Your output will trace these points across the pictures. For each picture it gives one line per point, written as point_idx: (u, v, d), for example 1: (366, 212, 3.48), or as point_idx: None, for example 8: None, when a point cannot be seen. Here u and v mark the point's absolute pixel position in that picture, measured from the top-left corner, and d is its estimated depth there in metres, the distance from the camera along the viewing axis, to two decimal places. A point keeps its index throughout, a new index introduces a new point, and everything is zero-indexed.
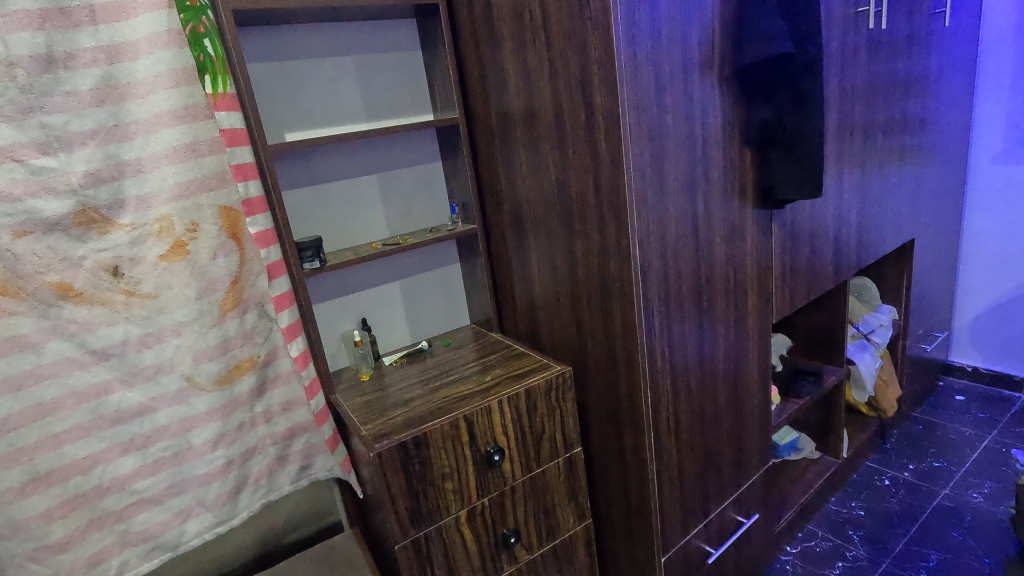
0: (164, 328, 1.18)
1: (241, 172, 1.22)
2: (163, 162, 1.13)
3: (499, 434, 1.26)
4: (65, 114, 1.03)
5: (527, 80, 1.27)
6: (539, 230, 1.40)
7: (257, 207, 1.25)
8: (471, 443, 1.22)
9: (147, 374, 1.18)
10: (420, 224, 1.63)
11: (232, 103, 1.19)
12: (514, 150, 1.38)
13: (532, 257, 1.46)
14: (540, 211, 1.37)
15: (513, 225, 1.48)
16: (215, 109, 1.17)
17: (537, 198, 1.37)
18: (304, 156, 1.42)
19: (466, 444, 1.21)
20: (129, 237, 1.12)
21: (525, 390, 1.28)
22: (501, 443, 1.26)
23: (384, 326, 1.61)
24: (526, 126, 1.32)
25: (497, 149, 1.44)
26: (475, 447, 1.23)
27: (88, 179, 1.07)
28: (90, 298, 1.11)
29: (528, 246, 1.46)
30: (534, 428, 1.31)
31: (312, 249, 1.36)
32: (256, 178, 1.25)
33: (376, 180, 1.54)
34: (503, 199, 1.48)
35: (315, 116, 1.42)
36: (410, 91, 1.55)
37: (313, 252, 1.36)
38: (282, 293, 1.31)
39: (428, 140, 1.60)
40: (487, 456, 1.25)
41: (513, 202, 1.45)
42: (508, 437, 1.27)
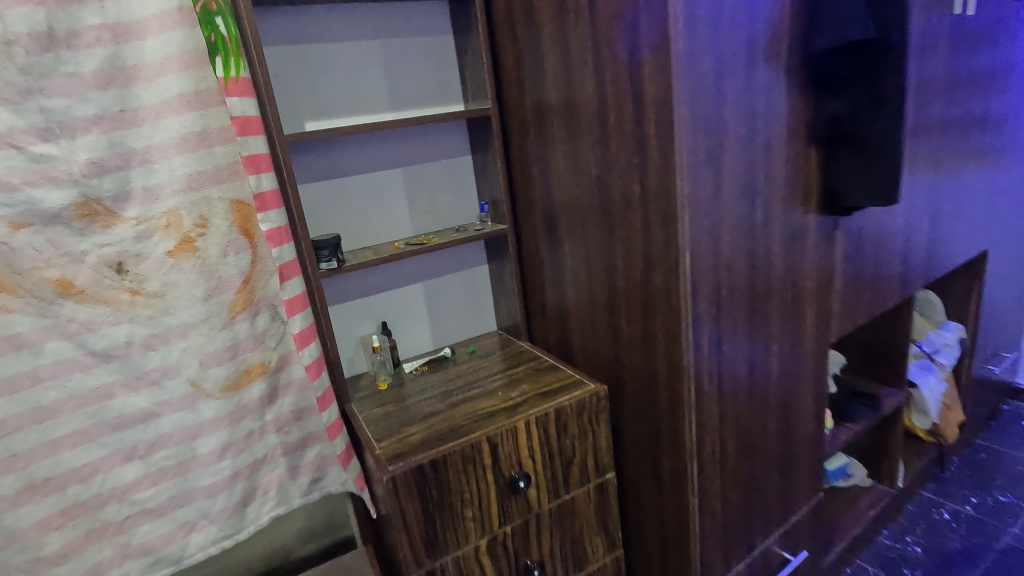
0: (171, 329, 1.10)
1: (253, 164, 1.12)
2: (171, 151, 1.04)
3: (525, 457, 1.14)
4: (67, 98, 0.96)
5: (567, 67, 1.15)
6: (574, 234, 1.28)
7: (270, 203, 1.15)
8: (493, 466, 1.11)
9: (152, 378, 1.10)
10: (446, 222, 1.53)
11: (244, 88, 1.10)
12: (550, 144, 1.26)
13: (566, 262, 1.34)
14: (578, 212, 1.25)
15: (546, 227, 1.36)
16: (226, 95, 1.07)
17: (575, 198, 1.24)
18: (324, 148, 1.33)
19: (488, 467, 1.10)
20: (134, 232, 1.05)
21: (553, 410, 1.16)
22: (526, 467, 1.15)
23: (405, 330, 1.51)
24: (564, 120, 1.20)
25: (531, 144, 1.32)
26: (498, 470, 1.12)
27: (91, 169, 0.99)
28: (93, 295, 1.04)
29: (561, 250, 1.34)
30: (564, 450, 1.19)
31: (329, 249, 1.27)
32: (269, 171, 1.15)
33: (401, 175, 1.44)
34: (536, 198, 1.36)
35: (337, 104, 1.33)
36: (440, 80, 1.44)
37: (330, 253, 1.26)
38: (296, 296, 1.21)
39: (458, 133, 1.49)
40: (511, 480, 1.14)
41: (547, 202, 1.33)
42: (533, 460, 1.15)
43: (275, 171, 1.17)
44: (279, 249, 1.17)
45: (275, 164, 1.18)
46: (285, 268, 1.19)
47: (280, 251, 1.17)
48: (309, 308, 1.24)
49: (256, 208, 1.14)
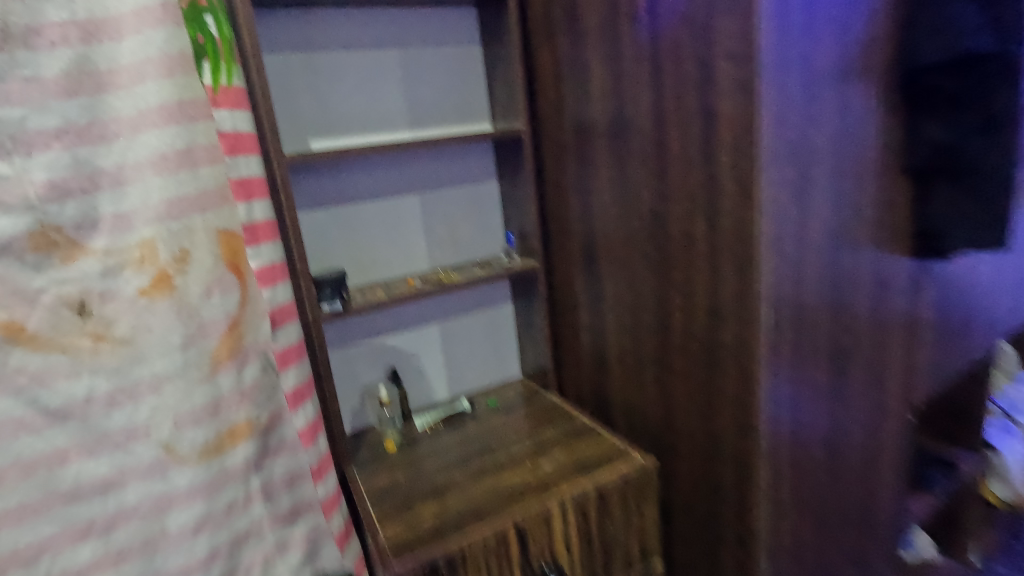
0: (140, 383, 0.93)
1: (243, 189, 0.98)
2: (147, 172, 0.88)
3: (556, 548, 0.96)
4: (22, 106, 0.79)
5: (617, 80, 0.97)
6: (620, 275, 1.10)
7: (263, 237, 1.02)
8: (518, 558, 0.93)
9: (116, 441, 0.93)
10: (468, 256, 1.35)
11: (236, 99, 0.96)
12: (592, 170, 1.08)
13: (610, 307, 1.15)
14: (626, 250, 1.06)
15: (586, 263, 1.18)
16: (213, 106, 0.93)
17: (623, 235, 1.06)
18: (332, 170, 1.17)
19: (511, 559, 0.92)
20: (101, 267, 0.88)
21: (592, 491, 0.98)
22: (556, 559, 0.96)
23: (417, 377, 1.33)
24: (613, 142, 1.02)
25: (569, 168, 1.15)
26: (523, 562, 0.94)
27: (50, 192, 0.83)
28: (48, 342, 0.87)
29: (603, 293, 1.15)
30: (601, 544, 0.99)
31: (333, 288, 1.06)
32: (261, 197, 1.01)
33: (418, 202, 1.27)
34: (573, 231, 1.19)
35: (347, 121, 1.17)
36: (465, 95, 1.27)
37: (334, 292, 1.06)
38: (294, 345, 1.09)
39: (483, 155, 1.32)
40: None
41: (591, 233, 1.14)
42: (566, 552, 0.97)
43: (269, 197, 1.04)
44: (271, 291, 1.04)
45: (270, 190, 1.04)
46: (279, 314, 1.06)
47: (273, 292, 1.04)
48: (304, 360, 1.11)
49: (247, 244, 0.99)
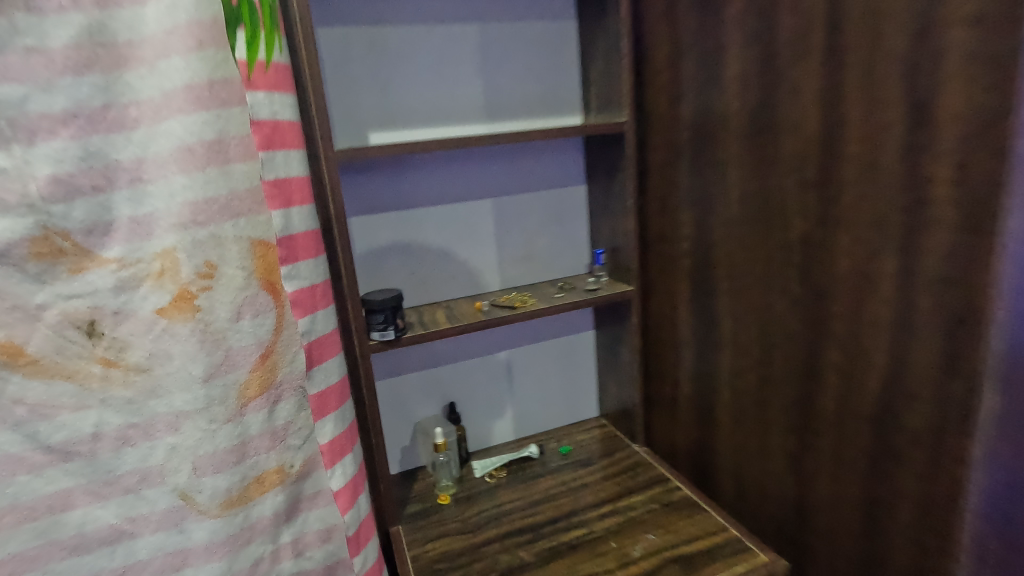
0: (156, 419, 0.78)
1: (279, 194, 0.79)
2: (170, 167, 0.71)
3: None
4: (24, 84, 0.65)
5: (769, 70, 0.80)
6: (751, 316, 0.90)
7: (301, 254, 0.83)
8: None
9: (126, 486, 0.78)
10: (546, 274, 1.14)
11: (277, 80, 0.78)
12: (720, 178, 0.91)
13: (729, 351, 0.96)
14: (767, 286, 0.87)
15: (698, 299, 1.00)
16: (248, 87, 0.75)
17: (762, 268, 0.87)
18: (393, 169, 0.98)
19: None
20: (114, 280, 0.73)
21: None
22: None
23: (478, 414, 1.13)
24: (762, 151, 0.83)
25: (688, 182, 0.98)
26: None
27: (55, 189, 0.68)
28: (51, 368, 0.73)
29: (723, 334, 0.96)
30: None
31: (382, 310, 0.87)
32: (302, 204, 0.83)
33: (491, 209, 1.07)
34: (686, 257, 1.00)
35: (414, 111, 0.98)
36: (554, 83, 1.06)
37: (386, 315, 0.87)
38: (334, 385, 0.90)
39: (571, 154, 1.10)
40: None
41: (711, 258, 0.96)
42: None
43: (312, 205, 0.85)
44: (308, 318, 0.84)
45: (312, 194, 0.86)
46: (318, 348, 0.87)
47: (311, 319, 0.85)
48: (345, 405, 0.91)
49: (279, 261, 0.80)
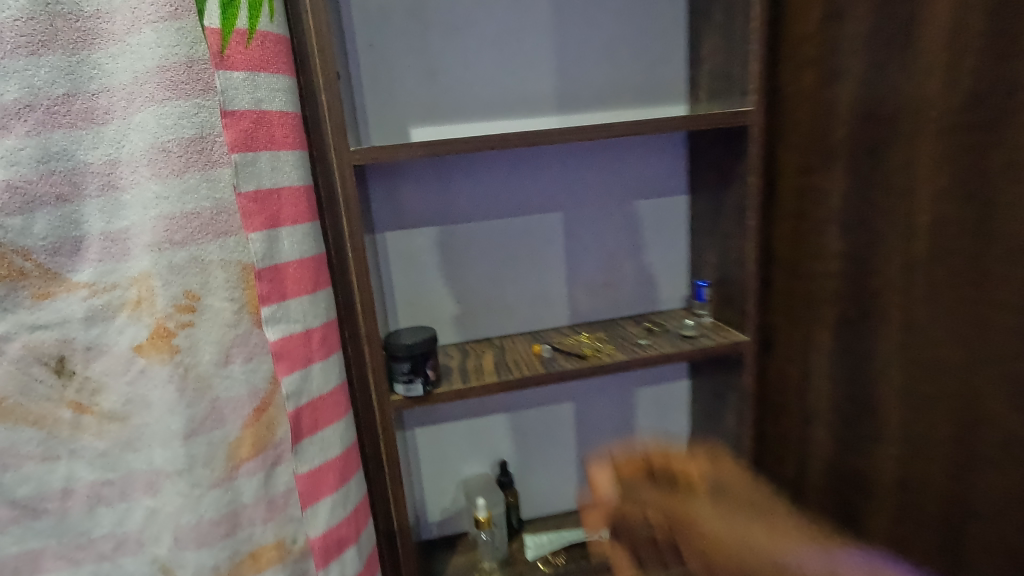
0: (135, 476, 0.64)
1: (262, 211, 0.59)
2: (143, 171, 0.56)
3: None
4: None
5: (1006, 33, 0.46)
6: (939, 426, 0.56)
7: (291, 289, 0.62)
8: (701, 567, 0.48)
9: (100, 552, 0.65)
10: (630, 306, 0.90)
11: (268, 58, 0.57)
12: (904, 187, 0.57)
13: (892, 464, 0.63)
14: (975, 392, 0.52)
15: (846, 375, 0.68)
16: (215, 68, 0.55)
17: (969, 361, 0.52)
18: (438, 174, 0.79)
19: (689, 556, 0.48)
20: (84, 309, 0.60)
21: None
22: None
23: (534, 476, 0.93)
24: (984, 168, 0.49)
25: (841, 207, 0.65)
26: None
27: (9, 198, 0.55)
28: (15, 411, 0.60)
29: (880, 437, 0.64)
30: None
31: (408, 357, 0.67)
32: (302, 224, 0.62)
33: (563, 224, 0.84)
34: (833, 311, 0.68)
35: (466, 100, 0.78)
36: (650, 62, 0.82)
37: (414, 363, 0.68)
38: (332, 460, 0.69)
39: (669, 155, 0.85)
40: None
41: (868, 321, 0.64)
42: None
43: (315, 222, 0.64)
44: (301, 373, 0.64)
45: (317, 208, 0.65)
46: (311, 414, 0.67)
47: (304, 374, 0.65)
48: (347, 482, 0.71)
49: (260, 299, 0.60)
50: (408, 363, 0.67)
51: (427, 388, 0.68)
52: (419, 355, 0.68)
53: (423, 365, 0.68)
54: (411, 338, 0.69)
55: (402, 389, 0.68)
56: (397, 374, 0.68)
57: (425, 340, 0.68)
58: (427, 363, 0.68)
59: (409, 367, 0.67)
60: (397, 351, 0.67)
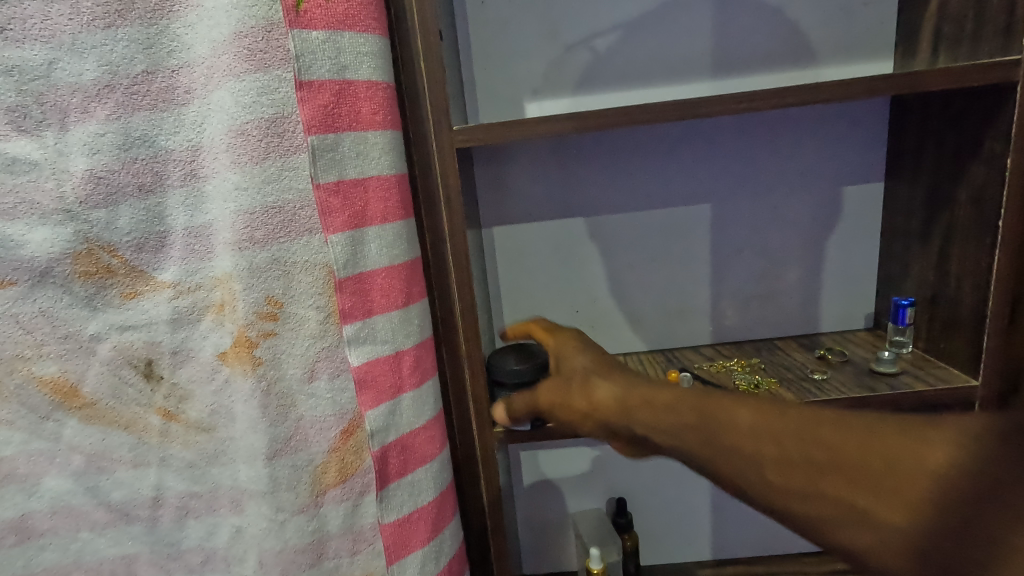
0: (221, 491, 0.59)
1: (343, 209, 0.49)
2: (223, 159, 0.49)
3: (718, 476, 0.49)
4: (47, 44, 0.47)
5: None
6: None
7: (378, 304, 0.52)
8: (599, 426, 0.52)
9: (190, 564, 0.62)
10: (791, 323, 0.71)
11: (356, 11, 0.47)
12: None
13: None
14: None
15: None
16: (290, 27, 0.45)
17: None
18: (558, 157, 0.66)
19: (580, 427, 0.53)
20: (170, 310, 0.54)
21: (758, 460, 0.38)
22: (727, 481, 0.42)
23: (656, 521, 0.80)
24: None
25: None
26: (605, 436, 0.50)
27: (92, 189, 0.50)
28: (108, 414, 0.57)
29: None
30: (819, 478, 0.33)
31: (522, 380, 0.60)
32: (394, 220, 0.51)
33: (710, 219, 0.68)
34: None
35: (594, 65, 0.63)
36: (844, 3, 0.62)
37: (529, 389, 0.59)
38: (423, 509, 0.59)
39: (859, 128, 0.65)
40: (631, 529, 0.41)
41: None
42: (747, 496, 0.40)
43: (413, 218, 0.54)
44: (388, 407, 0.55)
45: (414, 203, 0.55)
46: (399, 455, 0.57)
47: (392, 408, 0.55)
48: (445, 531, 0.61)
49: (339, 315, 0.51)
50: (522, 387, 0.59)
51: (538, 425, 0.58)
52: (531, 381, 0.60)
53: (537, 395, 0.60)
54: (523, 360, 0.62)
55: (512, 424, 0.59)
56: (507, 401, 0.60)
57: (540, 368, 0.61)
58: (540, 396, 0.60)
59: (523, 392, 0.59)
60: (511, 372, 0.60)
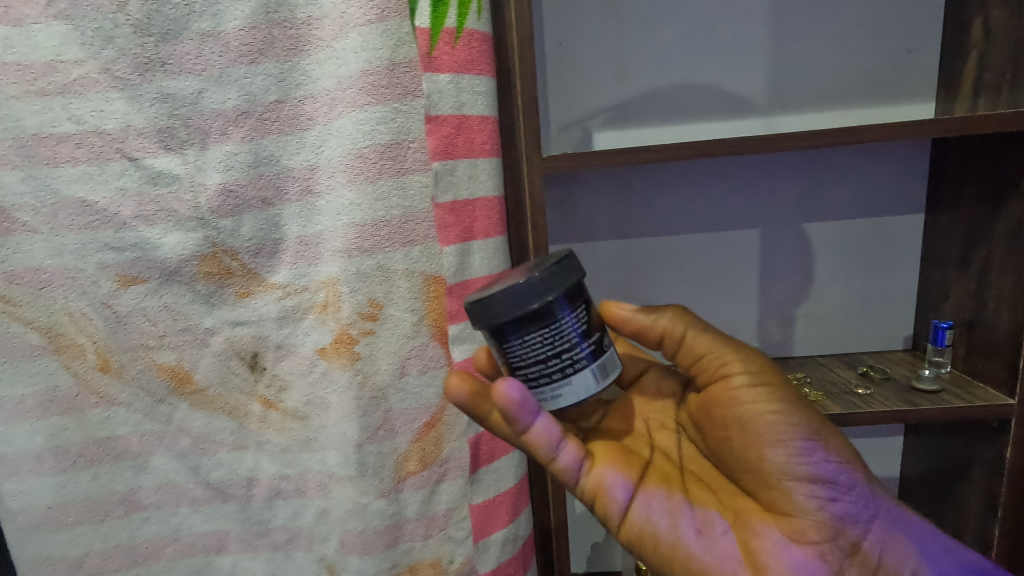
0: (309, 475, 0.65)
1: (458, 219, 0.57)
2: (339, 178, 0.57)
3: (701, 514, 0.48)
4: (198, 77, 0.55)
5: None
6: None
7: None
8: (720, 430, 0.49)
9: (275, 542, 0.68)
10: (834, 342, 0.76)
11: (476, 58, 0.55)
12: None
13: None
14: None
15: None
16: (424, 70, 0.53)
17: None
18: (621, 182, 0.72)
19: (740, 419, 0.47)
20: (278, 309, 0.61)
21: (874, 533, 0.49)
22: (790, 513, 0.47)
23: None
24: None
25: None
26: (763, 440, 0.47)
27: (223, 200, 0.58)
28: (215, 400, 0.64)
29: None
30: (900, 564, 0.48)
31: (529, 320, 0.42)
32: (496, 231, 0.59)
33: (759, 243, 0.73)
34: None
35: (658, 101, 0.70)
36: (890, 50, 0.68)
37: (543, 336, 0.41)
38: (506, 492, 0.66)
39: (904, 163, 0.70)
40: (643, 523, 0.46)
41: None
42: (799, 529, 0.47)
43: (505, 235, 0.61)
44: None
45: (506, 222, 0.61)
46: (489, 443, 0.65)
47: None
48: (522, 513, 0.68)
49: (447, 316, 0.59)
50: (529, 346, 0.42)
51: (599, 369, 0.43)
52: (537, 304, 0.41)
53: (564, 332, 0.42)
54: (500, 282, 0.44)
55: (549, 399, 0.43)
56: (533, 377, 0.42)
57: (530, 269, 0.44)
58: (572, 318, 0.42)
59: (538, 345, 0.41)
60: (509, 320, 0.41)
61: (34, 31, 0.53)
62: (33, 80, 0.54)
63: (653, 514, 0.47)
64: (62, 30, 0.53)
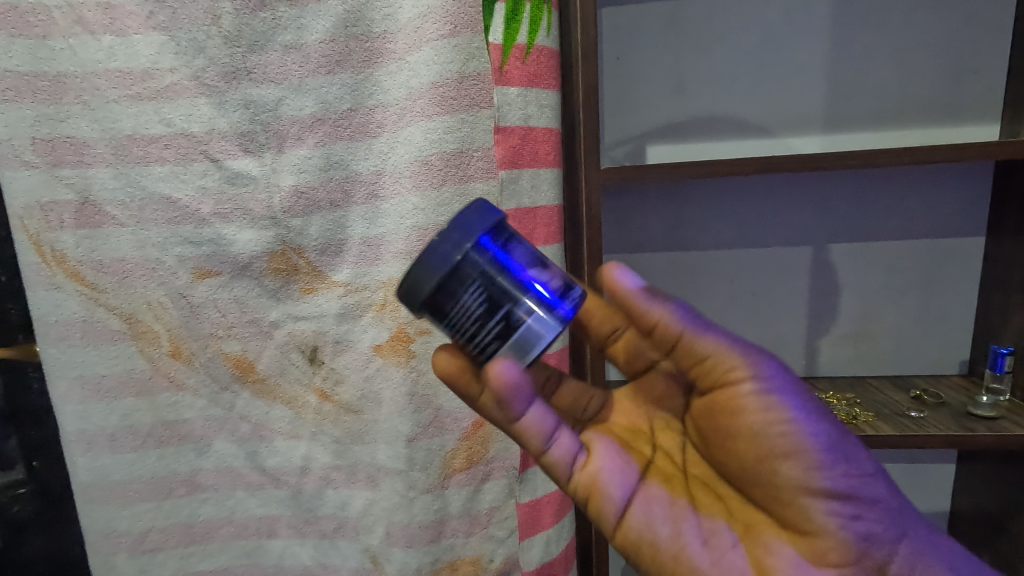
0: (360, 467, 0.68)
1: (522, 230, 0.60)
2: (405, 184, 0.60)
3: (707, 522, 0.45)
4: (279, 85, 0.59)
5: None
6: None
7: None
8: (727, 439, 0.45)
9: (323, 530, 0.71)
10: (885, 363, 0.75)
11: (543, 71, 0.58)
12: None
13: None
14: None
15: None
16: (495, 84, 0.57)
17: None
18: (671, 196, 0.73)
19: (752, 428, 0.43)
20: (338, 306, 0.64)
21: (899, 556, 0.45)
22: (811, 532, 0.43)
23: None
24: None
25: None
26: (775, 452, 0.43)
27: (295, 201, 0.61)
28: (275, 390, 0.67)
29: None
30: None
31: (455, 283, 0.38)
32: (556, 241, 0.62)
33: (810, 260, 0.73)
34: None
35: (713, 118, 0.71)
36: (954, 71, 0.67)
37: (476, 297, 0.38)
38: (552, 493, 0.68)
39: (964, 185, 0.69)
40: (641, 526, 0.43)
41: None
42: (819, 550, 0.43)
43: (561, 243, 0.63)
44: None
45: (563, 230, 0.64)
46: None
47: None
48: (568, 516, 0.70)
49: None
50: (465, 311, 0.38)
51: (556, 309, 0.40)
52: (461, 260, 0.38)
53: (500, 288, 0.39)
54: None
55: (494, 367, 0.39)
56: (484, 344, 0.39)
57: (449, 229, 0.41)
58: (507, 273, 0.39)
59: (473, 308, 0.38)
60: (437, 290, 0.38)
61: (134, 41, 0.57)
62: (131, 85, 0.58)
63: (653, 517, 0.43)
64: (159, 40, 0.57)
